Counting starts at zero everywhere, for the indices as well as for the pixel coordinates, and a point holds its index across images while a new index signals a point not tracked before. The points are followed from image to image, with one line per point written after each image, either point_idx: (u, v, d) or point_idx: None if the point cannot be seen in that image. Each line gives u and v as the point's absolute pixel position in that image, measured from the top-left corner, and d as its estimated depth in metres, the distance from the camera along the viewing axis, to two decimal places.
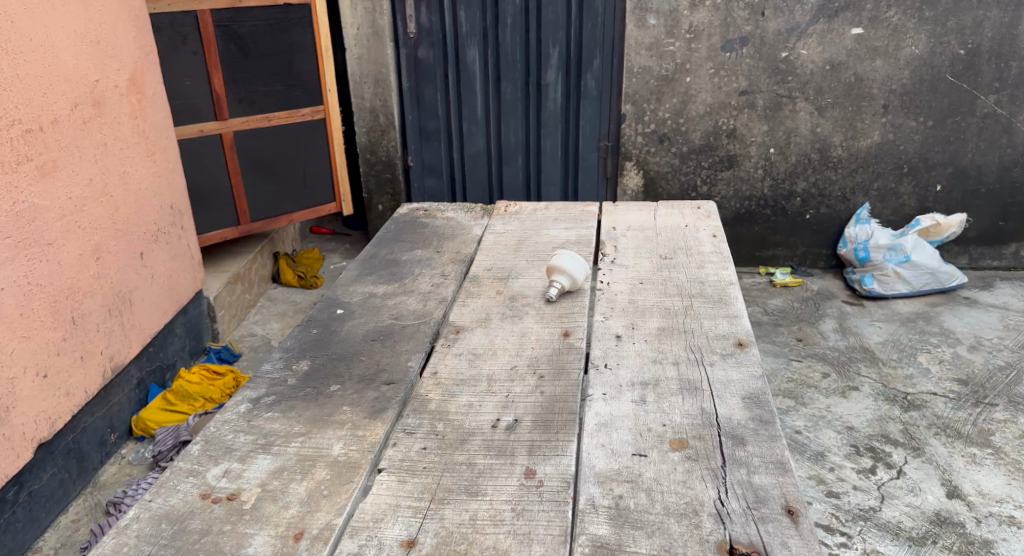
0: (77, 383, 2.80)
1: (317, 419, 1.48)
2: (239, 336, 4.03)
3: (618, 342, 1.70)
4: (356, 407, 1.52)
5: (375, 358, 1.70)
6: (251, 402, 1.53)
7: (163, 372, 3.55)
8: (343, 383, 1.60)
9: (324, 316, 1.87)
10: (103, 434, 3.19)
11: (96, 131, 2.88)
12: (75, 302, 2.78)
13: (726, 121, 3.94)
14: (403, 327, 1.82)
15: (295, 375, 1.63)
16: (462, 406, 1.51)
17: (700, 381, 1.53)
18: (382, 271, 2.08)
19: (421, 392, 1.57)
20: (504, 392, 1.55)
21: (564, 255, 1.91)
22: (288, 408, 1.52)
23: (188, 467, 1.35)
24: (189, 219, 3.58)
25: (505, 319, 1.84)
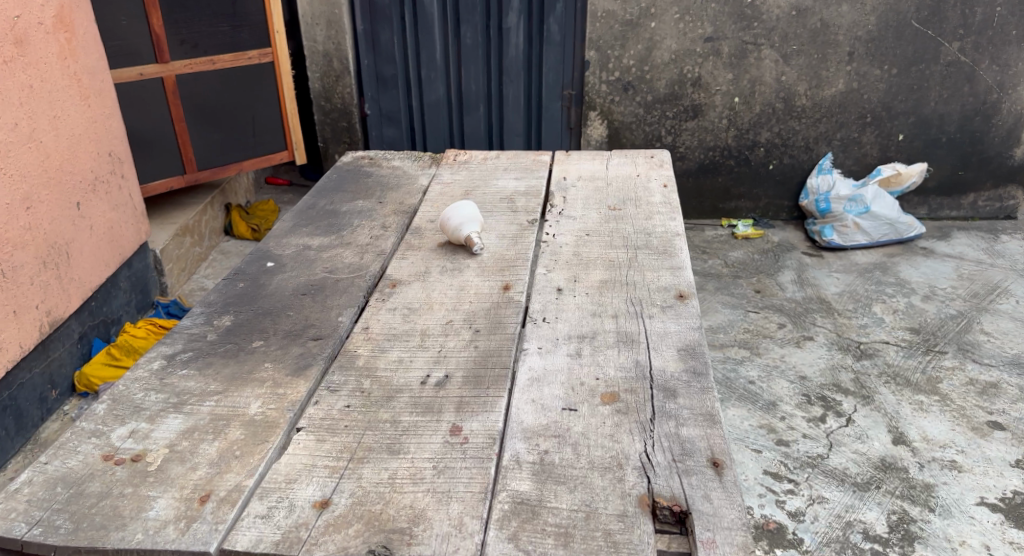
0: (11, 337, 2.76)
1: (236, 377, 1.42)
2: (190, 291, 3.95)
3: (558, 295, 1.65)
4: (280, 363, 1.46)
5: (304, 313, 1.63)
6: (166, 358, 1.47)
7: (107, 326, 3.49)
8: (268, 338, 1.54)
9: (254, 269, 1.80)
10: (44, 391, 3.16)
11: (19, 72, 2.75)
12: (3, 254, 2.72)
13: (691, 69, 3.85)
14: (337, 281, 1.75)
15: (216, 330, 1.57)
16: (392, 362, 1.46)
17: (638, 333, 1.48)
18: (320, 222, 2.00)
19: (350, 346, 1.51)
20: (437, 348, 1.50)
21: (454, 211, 1.87)
22: (206, 364, 1.46)
23: (91, 428, 1.28)
24: (131, 168, 3.46)
25: (444, 272, 1.78)
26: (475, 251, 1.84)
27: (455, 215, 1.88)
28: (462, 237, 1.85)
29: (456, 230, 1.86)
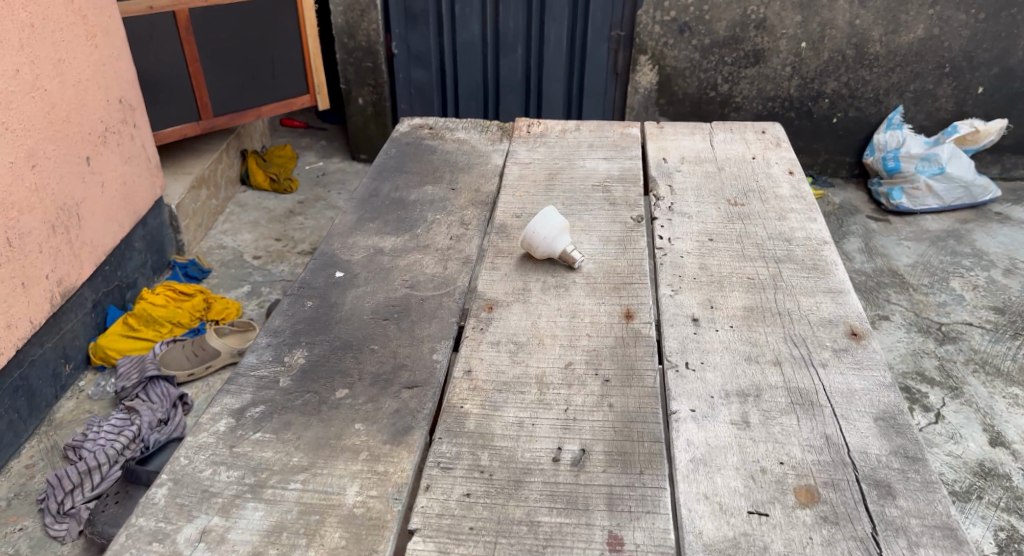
0: (20, 312, 2.49)
1: (322, 446, 1.15)
2: (207, 249, 3.59)
3: (696, 329, 1.37)
4: (373, 426, 1.18)
5: (391, 347, 1.34)
6: (234, 416, 1.19)
7: (123, 292, 3.20)
8: (352, 386, 1.26)
9: (321, 282, 1.50)
10: (56, 367, 2.88)
11: (19, 10, 2.39)
12: (8, 222, 2.42)
13: (756, 9, 3.38)
14: (421, 302, 1.44)
15: (289, 372, 1.29)
16: (511, 426, 1.18)
17: (816, 392, 1.22)
18: (389, 215, 1.69)
19: (455, 400, 1.23)
20: (563, 408, 1.21)
21: (539, 224, 1.51)
22: (283, 425, 1.18)
23: (152, 528, 1.03)
24: (143, 115, 3.11)
25: (547, 292, 1.47)
26: (577, 266, 1.53)
27: (540, 228, 1.51)
28: (559, 253, 1.52)
29: (550, 246, 1.52)
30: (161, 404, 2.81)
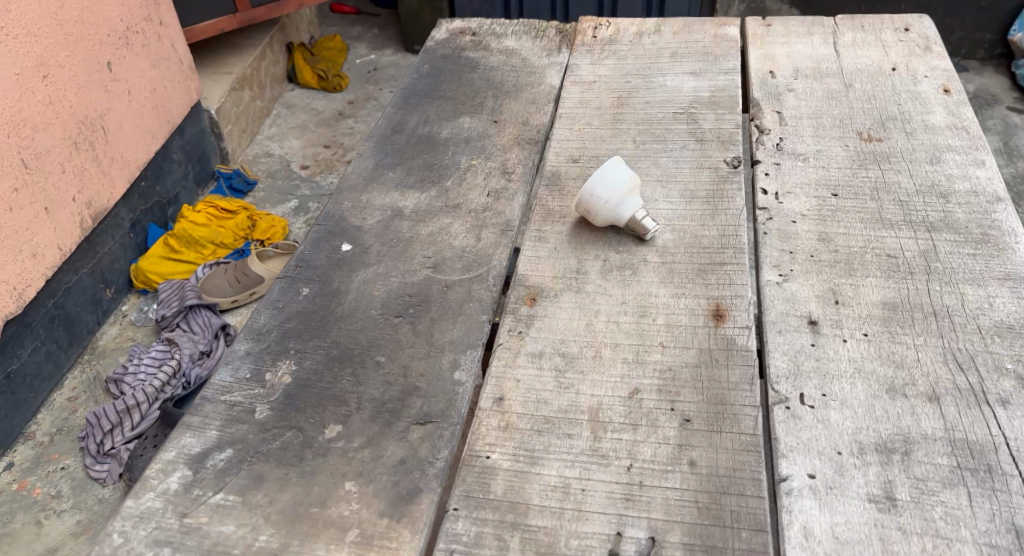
0: (46, 241, 2.24)
1: (297, 519, 0.86)
2: (253, 158, 3.25)
3: (813, 340, 1.01)
4: (368, 489, 0.89)
5: (402, 359, 1.02)
6: (191, 467, 0.92)
7: (163, 209, 2.84)
8: (348, 422, 0.96)
9: (322, 260, 1.18)
10: (97, 292, 2.55)
11: None
12: (22, 139, 2.14)
13: None
14: (445, 291, 1.11)
15: (268, 399, 0.99)
16: (553, 491, 0.87)
17: (993, 453, 0.87)
18: (413, 158, 1.37)
19: (478, 446, 0.92)
20: (626, 466, 0.89)
21: (597, 186, 1.15)
22: (253, 481, 0.90)
23: None
24: (169, 11, 2.76)
25: (608, 278, 1.11)
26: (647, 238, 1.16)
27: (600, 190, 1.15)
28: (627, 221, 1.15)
29: (614, 212, 1.15)
30: (202, 335, 2.47)
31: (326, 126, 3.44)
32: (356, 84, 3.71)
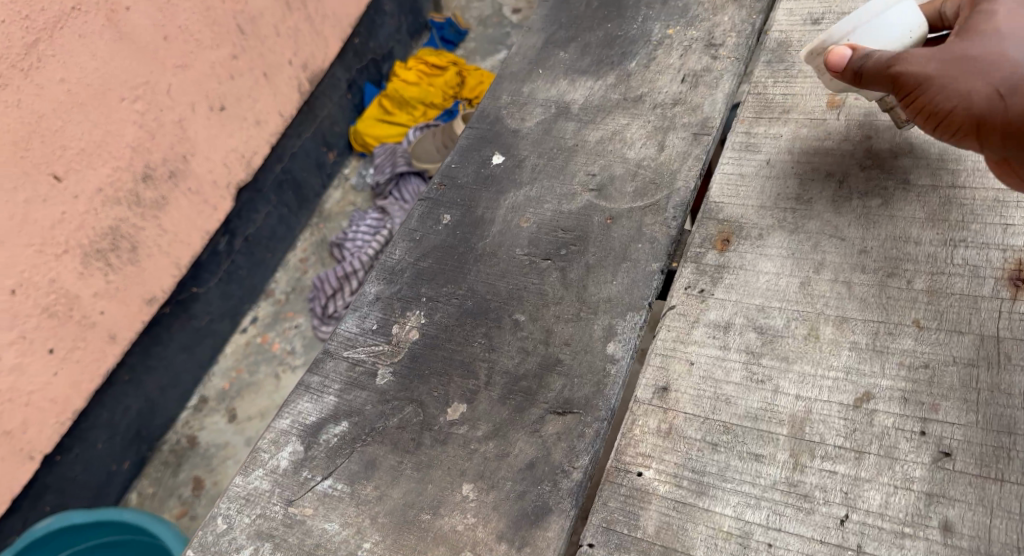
0: (268, 108, 2.21)
1: (405, 522, 0.96)
2: (466, 3, 2.98)
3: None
4: (486, 496, 0.95)
5: (542, 323, 1.04)
6: (303, 436, 1.04)
7: (378, 66, 2.69)
8: (472, 401, 1.01)
9: (470, 176, 1.21)
10: (320, 156, 2.51)
11: None
12: (237, 5, 2.05)
13: None
14: (607, 226, 1.09)
15: (392, 358, 1.07)
16: (728, 540, 0.90)
17: None
18: (592, 31, 1.31)
19: (636, 460, 0.97)
20: (837, 518, 0.89)
21: None
22: (366, 466, 1.00)
23: None
24: None
25: (831, 208, 1.07)
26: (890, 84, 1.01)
27: None
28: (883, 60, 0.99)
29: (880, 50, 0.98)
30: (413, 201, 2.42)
31: None
32: None
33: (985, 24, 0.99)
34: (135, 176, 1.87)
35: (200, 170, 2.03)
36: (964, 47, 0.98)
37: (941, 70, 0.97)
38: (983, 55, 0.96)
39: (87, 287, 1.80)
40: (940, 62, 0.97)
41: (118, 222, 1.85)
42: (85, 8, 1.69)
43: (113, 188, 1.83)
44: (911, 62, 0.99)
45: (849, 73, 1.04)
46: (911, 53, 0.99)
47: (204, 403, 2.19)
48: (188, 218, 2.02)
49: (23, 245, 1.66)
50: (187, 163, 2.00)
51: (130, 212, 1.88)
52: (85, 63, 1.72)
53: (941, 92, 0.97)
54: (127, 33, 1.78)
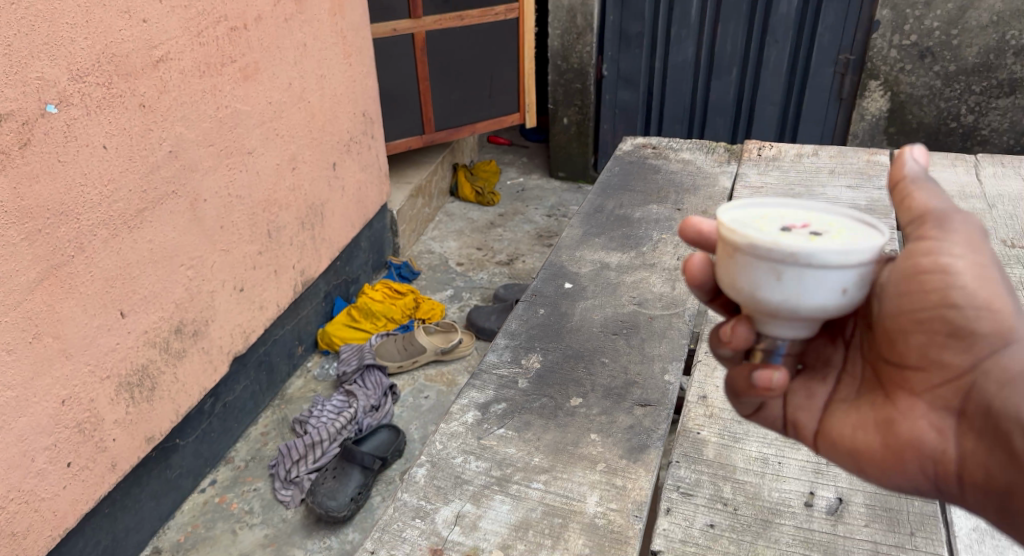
0: (270, 297, 2.63)
1: (560, 451, 1.21)
2: (419, 253, 3.67)
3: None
4: (608, 439, 1.22)
5: (621, 362, 1.35)
6: (479, 409, 1.30)
7: (348, 286, 3.21)
8: (586, 395, 1.29)
9: (552, 290, 1.53)
10: (291, 347, 2.89)
11: (297, 30, 2.57)
12: (271, 216, 2.57)
13: (1016, 35, 3.29)
14: (650, 321, 1.44)
15: (526, 375, 1.35)
16: (754, 460, 1.23)
17: None
18: (614, 230, 1.72)
19: (689, 424, 1.30)
20: (816, 453, 1.24)
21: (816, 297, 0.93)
22: (524, 424, 1.26)
23: (415, 504, 1.16)
24: (379, 128, 3.28)
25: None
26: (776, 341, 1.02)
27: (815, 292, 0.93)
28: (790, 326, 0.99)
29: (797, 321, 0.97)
30: (374, 391, 2.76)
31: (483, 231, 3.87)
32: (508, 202, 4.15)
33: (929, 255, 0.95)
34: (172, 327, 2.19)
35: (215, 334, 2.38)
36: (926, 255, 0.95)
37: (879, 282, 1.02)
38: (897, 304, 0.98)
39: (112, 412, 2.02)
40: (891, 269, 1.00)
41: (149, 361, 2.12)
42: (178, 196, 2.13)
43: (155, 332, 2.13)
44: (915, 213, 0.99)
45: (902, 186, 1.01)
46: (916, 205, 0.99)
47: (157, 553, 2.27)
48: (196, 373, 2.31)
49: (83, 362, 1.91)
50: (207, 326, 2.34)
51: (159, 356, 2.16)
52: (168, 234, 2.12)
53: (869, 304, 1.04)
54: (200, 218, 2.23)
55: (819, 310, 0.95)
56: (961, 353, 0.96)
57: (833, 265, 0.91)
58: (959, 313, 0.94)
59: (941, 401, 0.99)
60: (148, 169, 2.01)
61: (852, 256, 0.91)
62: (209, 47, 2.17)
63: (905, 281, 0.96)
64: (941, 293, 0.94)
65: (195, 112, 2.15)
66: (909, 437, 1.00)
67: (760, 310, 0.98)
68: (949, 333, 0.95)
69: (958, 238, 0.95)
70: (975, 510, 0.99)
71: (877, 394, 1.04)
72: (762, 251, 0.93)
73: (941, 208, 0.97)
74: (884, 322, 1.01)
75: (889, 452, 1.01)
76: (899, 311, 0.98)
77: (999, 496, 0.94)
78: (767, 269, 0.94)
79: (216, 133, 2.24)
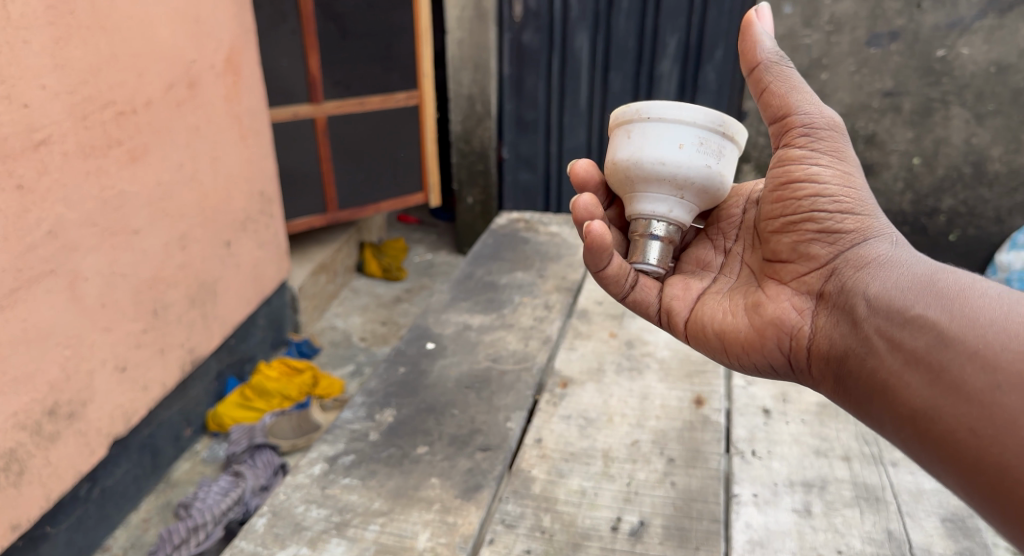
0: (156, 377, 2.62)
1: (400, 495, 1.59)
2: (321, 330, 3.76)
3: (766, 421, 1.81)
4: (446, 481, 1.62)
5: (469, 413, 1.81)
6: (327, 461, 1.68)
7: (243, 365, 3.24)
8: (431, 444, 1.72)
9: (414, 351, 2.03)
10: (179, 429, 2.89)
11: (189, 114, 2.71)
12: (157, 293, 2.60)
13: (865, 125, 3.66)
14: (501, 374, 1.94)
15: (378, 428, 1.77)
16: (574, 493, 1.60)
17: (880, 488, 1.63)
18: (480, 295, 2.31)
19: (523, 465, 1.67)
20: (627, 483, 1.63)
21: (654, 149, 1.57)
22: (368, 472, 1.65)
23: (253, 548, 1.49)
24: (278, 207, 3.40)
25: (619, 374, 1.95)
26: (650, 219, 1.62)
27: (654, 148, 1.57)
28: (652, 198, 1.61)
29: (653, 187, 1.60)
30: (264, 470, 2.76)
31: (387, 307, 3.99)
32: (414, 278, 4.30)
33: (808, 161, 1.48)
34: (44, 409, 2.15)
35: (93, 415, 2.34)
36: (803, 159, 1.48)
37: (779, 177, 1.52)
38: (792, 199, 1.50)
39: None
40: (784, 167, 1.51)
41: (18, 444, 2.07)
42: (58, 274, 2.17)
43: (25, 415, 2.10)
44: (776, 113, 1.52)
45: (756, 89, 1.54)
46: (783, 109, 1.51)
47: None
48: (70, 456, 2.26)
49: None
50: (83, 409, 2.30)
51: (29, 439, 2.11)
52: (44, 313, 2.13)
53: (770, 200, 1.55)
54: (80, 298, 2.25)
55: (663, 157, 1.56)
56: (826, 247, 1.46)
57: (669, 124, 1.58)
58: (827, 214, 1.46)
59: (808, 287, 1.48)
60: (24, 248, 2.06)
61: (682, 118, 1.57)
62: (94, 131, 2.27)
63: (790, 185, 1.49)
64: (816, 195, 1.46)
65: (78, 192, 2.23)
66: (776, 311, 1.49)
67: (626, 174, 1.62)
68: (819, 231, 1.46)
69: (825, 149, 1.48)
70: (820, 377, 1.42)
71: (748, 287, 1.59)
72: (624, 123, 1.64)
73: (801, 111, 1.50)
74: (768, 227, 1.56)
75: (761, 322, 1.50)
76: (784, 212, 1.51)
77: (834, 359, 1.38)
78: (628, 134, 1.62)
79: (100, 214, 2.31)
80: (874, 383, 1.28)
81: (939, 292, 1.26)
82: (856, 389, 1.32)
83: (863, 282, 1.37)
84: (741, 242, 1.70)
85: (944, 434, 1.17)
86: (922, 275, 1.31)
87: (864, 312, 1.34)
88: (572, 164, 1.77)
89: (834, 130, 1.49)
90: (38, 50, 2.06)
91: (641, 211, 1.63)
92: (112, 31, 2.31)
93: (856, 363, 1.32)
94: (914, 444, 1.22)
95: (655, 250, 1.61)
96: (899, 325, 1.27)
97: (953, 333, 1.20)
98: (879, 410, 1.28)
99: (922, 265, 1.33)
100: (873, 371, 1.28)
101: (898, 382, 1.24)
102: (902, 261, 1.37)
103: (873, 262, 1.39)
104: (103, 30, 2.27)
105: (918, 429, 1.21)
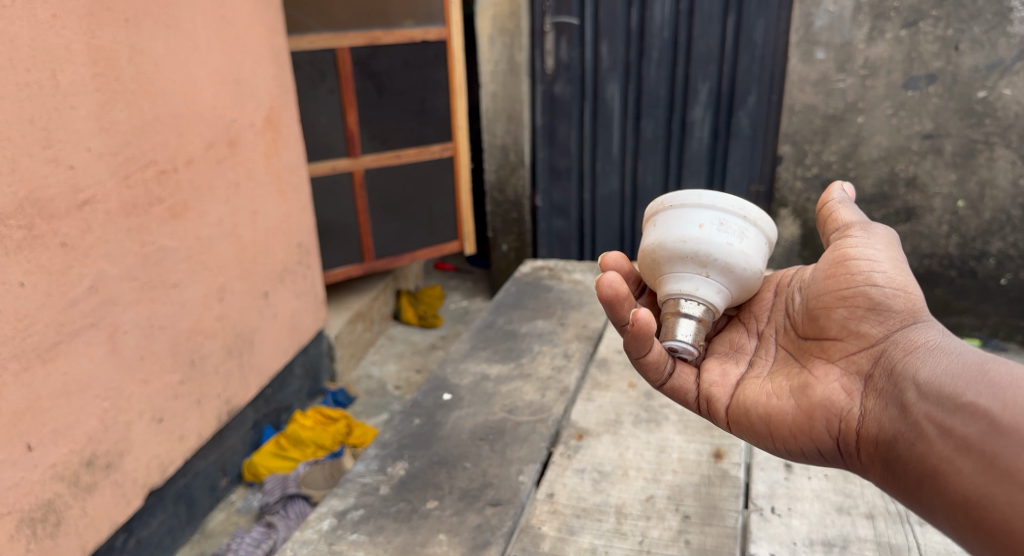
0: (192, 427, 2.66)
1: (407, 551, 1.58)
2: (356, 379, 3.78)
3: (787, 476, 1.76)
4: (454, 538, 1.61)
5: (481, 466, 1.81)
6: (336, 516, 1.69)
7: (279, 414, 3.27)
8: (442, 499, 1.72)
9: (431, 402, 2.06)
10: (214, 479, 2.91)
11: (229, 171, 2.80)
12: (195, 344, 2.65)
13: (905, 167, 3.58)
14: (516, 426, 1.95)
15: (389, 481, 1.78)
16: (584, 551, 1.57)
17: (905, 548, 1.56)
18: (500, 344, 2.33)
19: (533, 522, 1.65)
20: (639, 541, 1.59)
21: (677, 229, 1.59)
22: (376, 528, 1.65)
23: None
24: (316, 258, 3.47)
25: (637, 426, 1.94)
26: (682, 298, 1.55)
27: (677, 230, 1.59)
28: (682, 277, 1.56)
29: (680, 266, 1.57)
30: (296, 520, 2.79)
31: (422, 356, 4.00)
32: (450, 325, 4.31)
33: (848, 249, 1.47)
34: (83, 460, 2.20)
35: (129, 467, 2.38)
36: (847, 248, 1.47)
37: (828, 264, 1.49)
38: (837, 282, 1.46)
39: (11, 550, 1.98)
40: (832, 256, 1.49)
41: (55, 496, 2.11)
42: (98, 327, 2.23)
43: (64, 466, 2.14)
44: (838, 222, 1.55)
45: (821, 211, 1.63)
46: (843, 222, 1.54)
47: None
48: (106, 507, 2.29)
49: None
50: (121, 459, 2.34)
51: (67, 490, 2.15)
52: (84, 365, 2.18)
53: (815, 284, 1.51)
54: (119, 350, 2.30)
55: (685, 236, 1.56)
56: (876, 327, 1.40)
57: (689, 209, 1.62)
58: (877, 295, 1.41)
59: (857, 367, 1.40)
60: (65, 303, 2.12)
61: (701, 203, 1.62)
62: (136, 189, 2.35)
63: (838, 266, 1.47)
64: (865, 275, 1.42)
65: (120, 248, 2.30)
66: (825, 393, 1.41)
67: (655, 258, 1.61)
68: (869, 309, 1.41)
69: (879, 242, 1.46)
70: (869, 463, 1.34)
71: (792, 367, 1.51)
72: (650, 216, 1.70)
73: (861, 220, 1.52)
74: (814, 307, 1.50)
75: (808, 403, 1.42)
76: (830, 292, 1.46)
77: (883, 443, 1.30)
78: (654, 224, 1.66)
79: (140, 267, 2.38)
80: (924, 468, 1.20)
81: (991, 378, 1.18)
82: (905, 474, 1.24)
83: (912, 367, 1.30)
84: (773, 323, 1.63)
85: (999, 526, 1.09)
86: (972, 362, 1.23)
87: (913, 395, 1.26)
88: (601, 254, 1.66)
89: (890, 235, 1.48)
90: (84, 114, 2.15)
91: (671, 290, 1.57)
92: (156, 94, 2.41)
93: (905, 447, 1.25)
94: (966, 536, 1.13)
95: (686, 327, 1.52)
96: (949, 412, 1.20)
97: (1006, 419, 1.12)
98: (928, 497, 1.20)
99: (973, 352, 1.26)
100: (923, 456, 1.21)
101: (948, 467, 1.16)
102: (951, 348, 1.30)
103: (922, 347, 1.32)
104: (147, 92, 2.37)
105: (971, 517, 1.12)
